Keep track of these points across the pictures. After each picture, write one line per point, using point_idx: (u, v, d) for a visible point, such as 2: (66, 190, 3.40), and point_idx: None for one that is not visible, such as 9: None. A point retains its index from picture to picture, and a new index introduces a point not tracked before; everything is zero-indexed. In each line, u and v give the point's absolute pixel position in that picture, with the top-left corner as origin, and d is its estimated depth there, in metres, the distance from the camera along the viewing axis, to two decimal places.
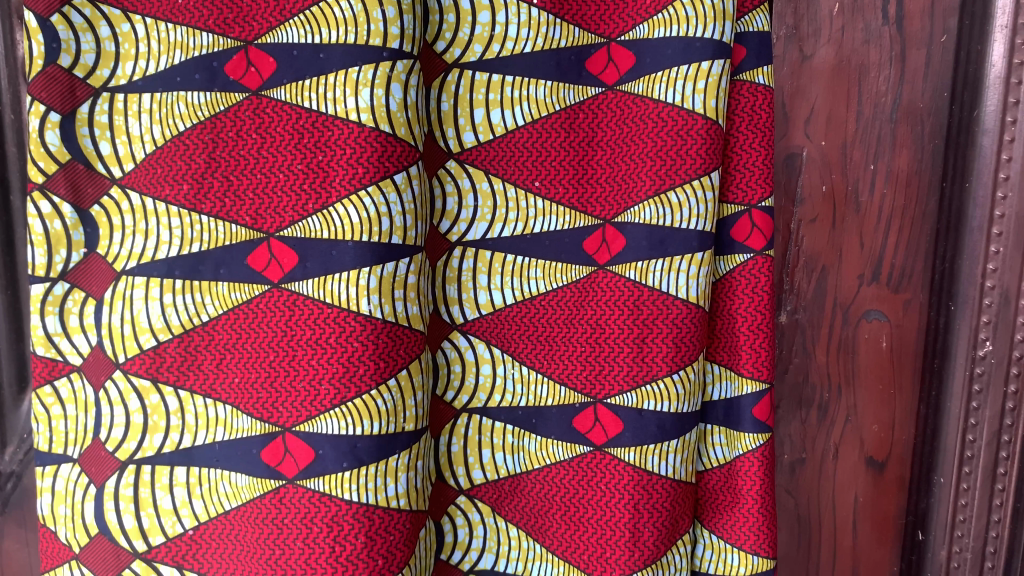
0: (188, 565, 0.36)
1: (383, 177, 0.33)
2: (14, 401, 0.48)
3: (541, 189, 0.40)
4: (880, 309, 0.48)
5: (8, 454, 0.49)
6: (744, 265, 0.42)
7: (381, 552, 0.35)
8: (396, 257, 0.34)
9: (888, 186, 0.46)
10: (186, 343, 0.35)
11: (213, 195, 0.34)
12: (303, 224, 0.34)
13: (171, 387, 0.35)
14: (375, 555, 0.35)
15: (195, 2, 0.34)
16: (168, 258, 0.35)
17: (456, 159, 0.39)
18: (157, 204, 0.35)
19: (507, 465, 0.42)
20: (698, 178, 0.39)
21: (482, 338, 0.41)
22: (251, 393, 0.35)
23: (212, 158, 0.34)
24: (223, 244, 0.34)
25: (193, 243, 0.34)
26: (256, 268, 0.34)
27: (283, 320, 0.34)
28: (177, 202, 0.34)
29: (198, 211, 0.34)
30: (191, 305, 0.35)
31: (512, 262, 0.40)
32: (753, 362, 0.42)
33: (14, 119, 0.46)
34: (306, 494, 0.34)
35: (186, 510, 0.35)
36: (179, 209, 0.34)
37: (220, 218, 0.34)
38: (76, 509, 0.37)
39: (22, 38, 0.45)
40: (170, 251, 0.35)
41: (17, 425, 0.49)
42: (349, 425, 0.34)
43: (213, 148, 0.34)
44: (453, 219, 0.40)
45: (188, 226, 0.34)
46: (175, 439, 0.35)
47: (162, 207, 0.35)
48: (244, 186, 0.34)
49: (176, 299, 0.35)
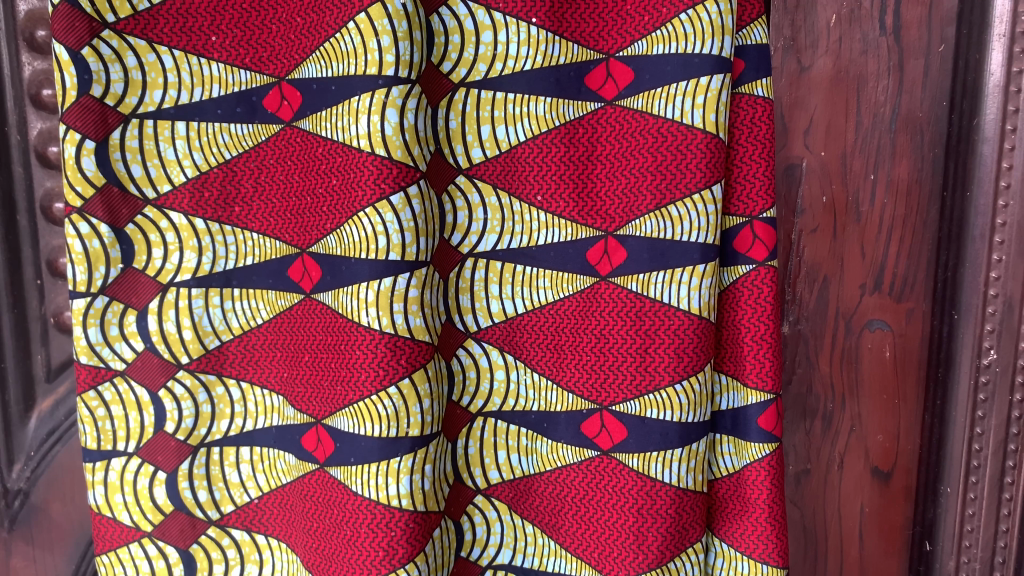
0: (255, 528, 0.43)
1: (379, 199, 0.36)
2: (21, 419, 0.52)
3: (544, 204, 0.41)
4: (883, 319, 0.48)
5: (15, 472, 0.53)
6: (748, 276, 0.42)
7: (381, 545, 0.38)
8: (393, 273, 0.36)
9: (889, 196, 0.46)
10: (245, 342, 0.41)
11: (259, 215, 0.40)
12: (324, 241, 0.38)
13: (235, 379, 0.41)
14: (376, 546, 0.38)
15: (230, 41, 0.38)
16: (226, 269, 0.40)
17: (466, 174, 0.41)
18: (208, 224, 0.39)
19: (522, 466, 0.44)
20: (699, 192, 0.39)
21: (496, 344, 0.43)
22: (295, 386, 0.41)
23: (258, 183, 0.40)
24: (270, 258, 0.40)
25: (247, 257, 0.40)
26: (296, 278, 0.39)
27: (316, 325, 0.39)
28: (231, 222, 0.40)
29: (249, 229, 0.40)
30: (248, 309, 0.40)
31: (522, 273, 0.42)
32: (758, 373, 0.43)
33: (20, 139, 0.49)
34: (330, 480, 0.39)
35: (251, 482, 0.42)
36: (233, 228, 0.40)
37: (267, 235, 0.40)
38: (140, 494, 0.40)
39: (27, 60, 0.48)
40: (227, 263, 0.40)
41: (23, 442, 0.53)
42: (356, 424, 0.38)
43: (258, 174, 0.40)
44: (464, 232, 0.42)
45: (242, 242, 0.40)
46: (239, 423, 0.41)
47: (215, 226, 0.39)
48: (282, 208, 0.39)
49: (235, 304, 0.40)
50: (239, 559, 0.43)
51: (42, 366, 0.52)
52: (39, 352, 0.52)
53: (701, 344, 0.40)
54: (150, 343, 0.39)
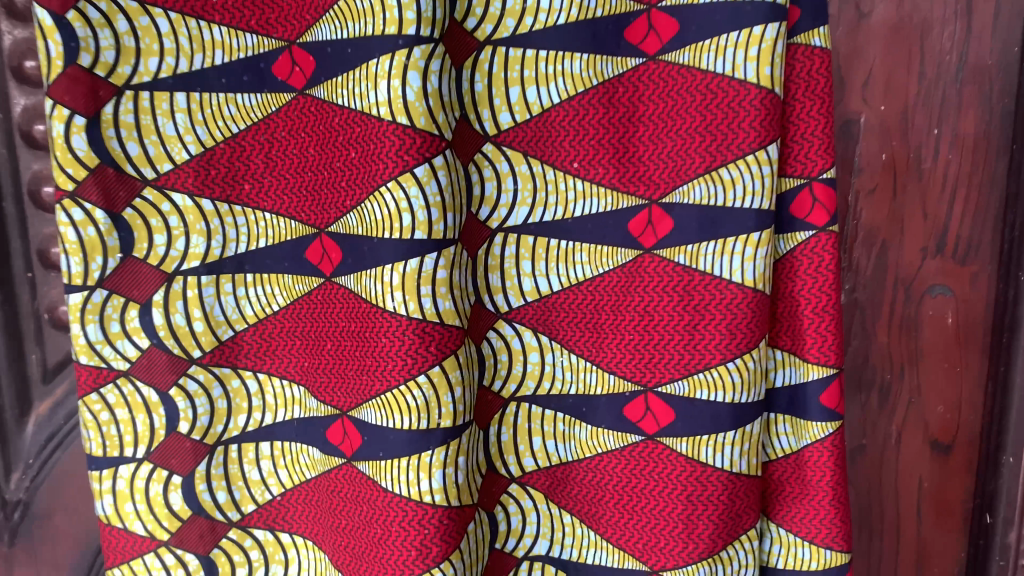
0: (279, 526, 0.40)
1: (402, 171, 0.32)
2: (17, 425, 0.49)
3: (581, 171, 0.38)
4: (945, 284, 0.45)
5: (13, 482, 0.51)
6: (806, 243, 0.39)
7: (415, 544, 0.35)
8: (420, 253, 0.33)
9: (954, 151, 0.43)
10: (261, 330, 0.38)
11: (272, 192, 0.37)
12: (344, 219, 0.35)
13: (250, 371, 0.38)
14: (408, 545, 0.35)
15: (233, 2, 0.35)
16: (237, 254, 0.37)
17: (493, 141, 0.37)
18: (216, 204, 0.36)
19: (559, 453, 0.41)
20: (753, 153, 0.36)
21: (529, 325, 0.39)
22: (317, 375, 0.38)
23: (268, 159, 0.36)
24: (284, 239, 0.37)
25: (260, 239, 0.37)
26: (313, 261, 0.36)
27: (337, 310, 0.36)
28: (241, 201, 0.36)
29: (261, 208, 0.37)
30: (263, 296, 0.38)
31: (556, 247, 0.38)
32: (820, 348, 0.39)
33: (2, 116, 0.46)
34: (358, 475, 0.37)
35: (273, 479, 0.40)
36: (243, 207, 0.36)
37: (281, 214, 0.37)
38: (152, 502, 0.36)
39: (7, 28, 0.44)
40: (238, 247, 0.37)
41: (20, 450, 0.50)
42: (384, 417, 0.35)
43: (269, 149, 0.36)
44: (492, 205, 0.38)
45: (254, 223, 0.37)
46: (258, 417, 0.39)
47: (225, 207, 0.36)
48: (297, 184, 0.36)
49: (248, 291, 0.37)
50: (263, 560, 0.40)
51: (37, 367, 0.49)
52: (33, 352, 0.49)
53: (753, 317, 0.37)
54: (157, 339, 0.35)
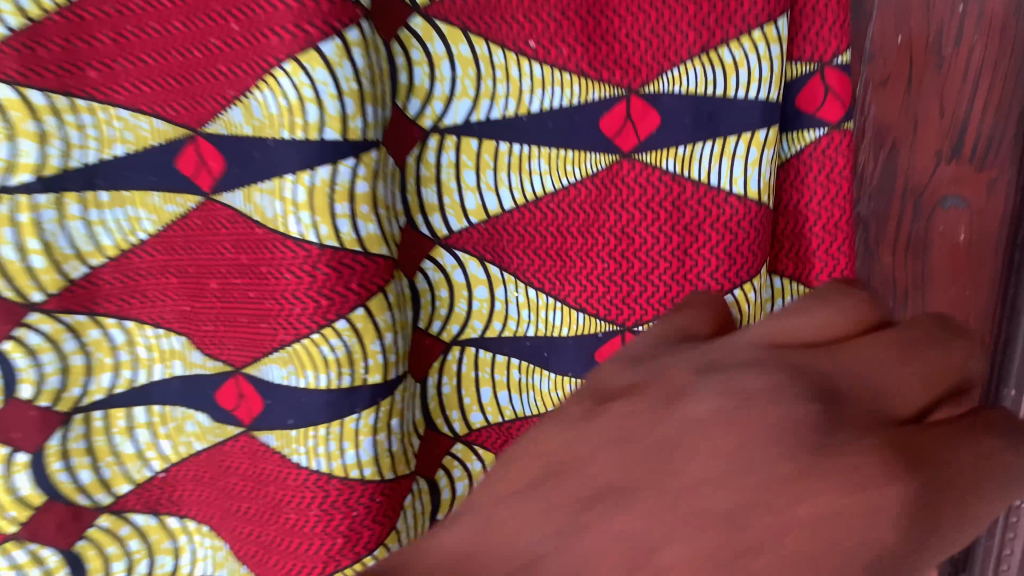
0: (166, 510, 0.30)
1: (304, 47, 0.23)
2: None
3: (540, 51, 0.28)
4: (959, 194, 0.39)
5: None
6: (817, 144, 0.32)
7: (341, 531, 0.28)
8: (331, 158, 0.24)
9: (979, 33, 0.35)
10: (122, 266, 0.26)
11: (125, 82, 0.24)
12: (227, 117, 0.25)
13: (114, 318, 0.26)
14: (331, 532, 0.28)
15: None
16: (86, 167, 0.24)
17: (424, 14, 0.27)
18: (52, 98, 0.22)
19: (514, 406, 0.34)
20: (761, 27, 0.29)
21: (475, 253, 0.31)
22: (199, 323, 0.28)
23: (117, 34, 0.23)
24: (149, 145, 0.25)
25: (115, 145, 0.24)
26: (188, 173, 0.26)
27: (223, 239, 0.26)
28: (86, 95, 0.23)
29: (113, 104, 0.24)
30: (123, 220, 0.26)
31: (508, 153, 0.29)
32: (828, 272, 0.33)
33: None
34: (261, 447, 0.29)
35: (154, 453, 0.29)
36: (88, 103, 0.23)
37: (139, 112, 0.24)
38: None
39: None
40: (86, 157, 0.24)
41: None
42: (292, 374, 0.27)
43: (117, 18, 0.23)
44: (425, 97, 0.28)
45: (105, 124, 0.24)
46: (128, 376, 0.27)
47: (62, 103, 0.23)
48: (160, 71, 0.24)
49: (104, 215, 0.25)
50: (146, 550, 0.30)
51: None
52: None
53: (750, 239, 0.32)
54: None
